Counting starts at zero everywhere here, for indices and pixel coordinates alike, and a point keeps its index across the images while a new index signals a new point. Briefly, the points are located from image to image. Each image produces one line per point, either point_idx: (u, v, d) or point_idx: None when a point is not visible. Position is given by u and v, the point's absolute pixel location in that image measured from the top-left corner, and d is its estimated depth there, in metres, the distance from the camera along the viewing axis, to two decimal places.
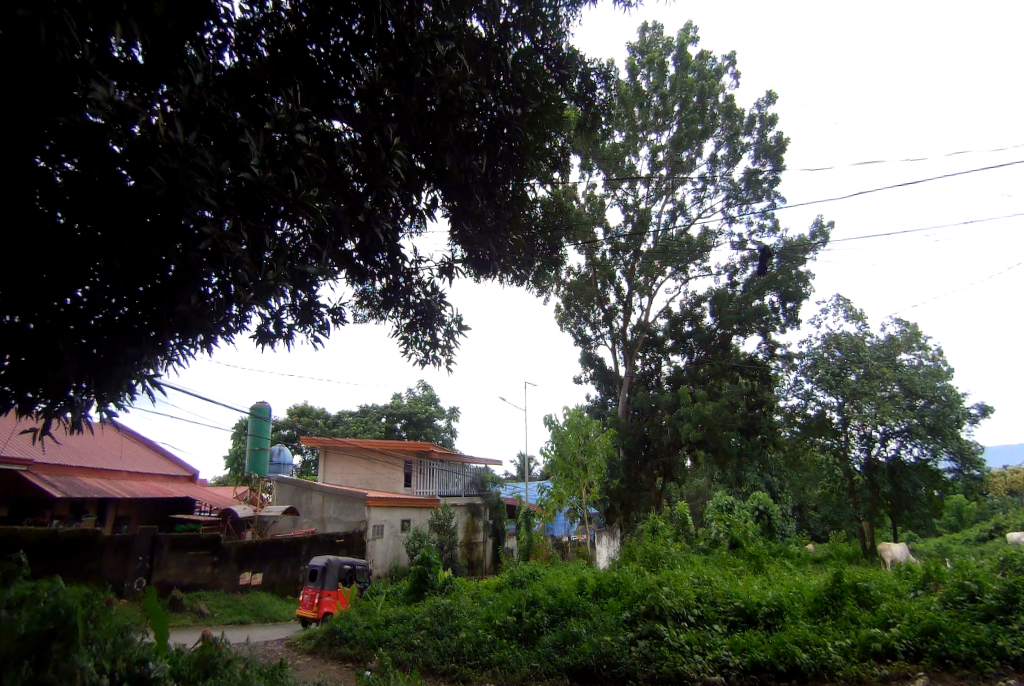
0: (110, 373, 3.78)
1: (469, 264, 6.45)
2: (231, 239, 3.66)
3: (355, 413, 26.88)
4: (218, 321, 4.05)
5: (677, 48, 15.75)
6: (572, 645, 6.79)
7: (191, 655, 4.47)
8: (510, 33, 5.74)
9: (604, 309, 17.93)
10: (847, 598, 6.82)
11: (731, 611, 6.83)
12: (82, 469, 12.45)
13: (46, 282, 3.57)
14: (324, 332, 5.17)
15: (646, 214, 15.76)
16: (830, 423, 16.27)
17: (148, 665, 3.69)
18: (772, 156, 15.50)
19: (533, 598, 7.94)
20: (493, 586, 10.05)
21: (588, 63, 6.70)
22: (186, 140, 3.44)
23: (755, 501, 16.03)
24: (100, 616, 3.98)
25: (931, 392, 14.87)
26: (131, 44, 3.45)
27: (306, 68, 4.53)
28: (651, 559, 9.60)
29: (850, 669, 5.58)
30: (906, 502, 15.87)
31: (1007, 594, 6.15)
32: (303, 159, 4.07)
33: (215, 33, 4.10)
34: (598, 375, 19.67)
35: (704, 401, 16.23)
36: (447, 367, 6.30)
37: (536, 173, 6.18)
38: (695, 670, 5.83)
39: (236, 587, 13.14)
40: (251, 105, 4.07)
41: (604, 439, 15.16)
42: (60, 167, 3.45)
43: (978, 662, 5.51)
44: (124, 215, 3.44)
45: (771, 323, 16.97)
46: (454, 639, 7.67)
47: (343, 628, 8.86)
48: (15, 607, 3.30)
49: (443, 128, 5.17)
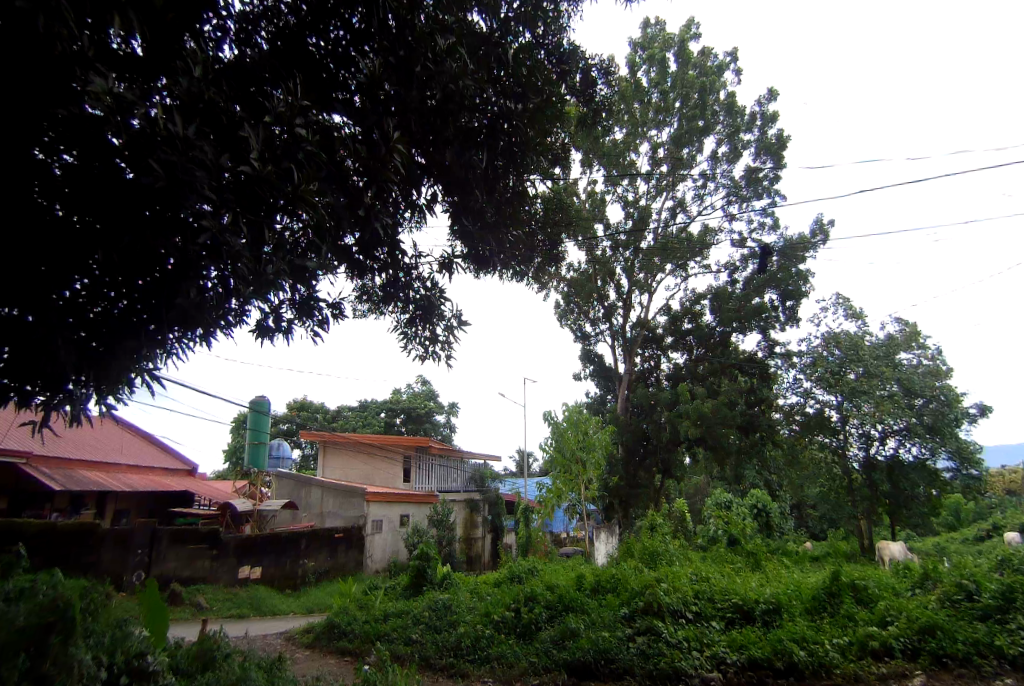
0: (111, 366, 3.77)
1: (470, 259, 6.42)
2: (230, 232, 3.64)
3: (355, 408, 26.92)
4: (218, 316, 4.06)
5: (677, 44, 15.70)
6: (569, 641, 6.82)
7: (191, 648, 4.50)
8: (510, 28, 5.65)
9: (604, 306, 18.02)
10: (845, 596, 6.85)
11: (728, 608, 6.85)
12: (80, 462, 12.42)
13: (45, 275, 3.56)
14: (323, 327, 5.18)
15: (647, 211, 15.75)
16: (829, 421, 16.36)
17: (147, 658, 3.75)
18: (772, 153, 15.48)
19: (532, 594, 7.97)
20: (492, 581, 10.05)
21: (588, 59, 6.64)
22: (186, 133, 3.42)
23: (754, 499, 16.02)
24: (100, 607, 4.00)
25: (930, 391, 15.00)
26: (131, 36, 3.42)
27: (306, 61, 4.46)
28: (649, 556, 9.60)
29: (848, 666, 5.58)
30: (904, 501, 15.92)
31: (1004, 594, 6.17)
32: (303, 153, 4.02)
33: (214, 25, 4.05)
34: (598, 372, 19.71)
35: (703, 399, 16.24)
36: (446, 361, 6.29)
37: (536, 168, 6.21)
38: (693, 667, 5.84)
39: (234, 581, 13.10)
40: (251, 98, 4.05)
41: (603, 435, 15.21)
42: (59, 160, 3.39)
43: (975, 661, 5.52)
44: (122, 207, 3.42)
45: (771, 320, 16.98)
46: (452, 634, 7.69)
47: (342, 623, 8.88)
48: (15, 599, 3.30)
49: (443, 123, 5.14)
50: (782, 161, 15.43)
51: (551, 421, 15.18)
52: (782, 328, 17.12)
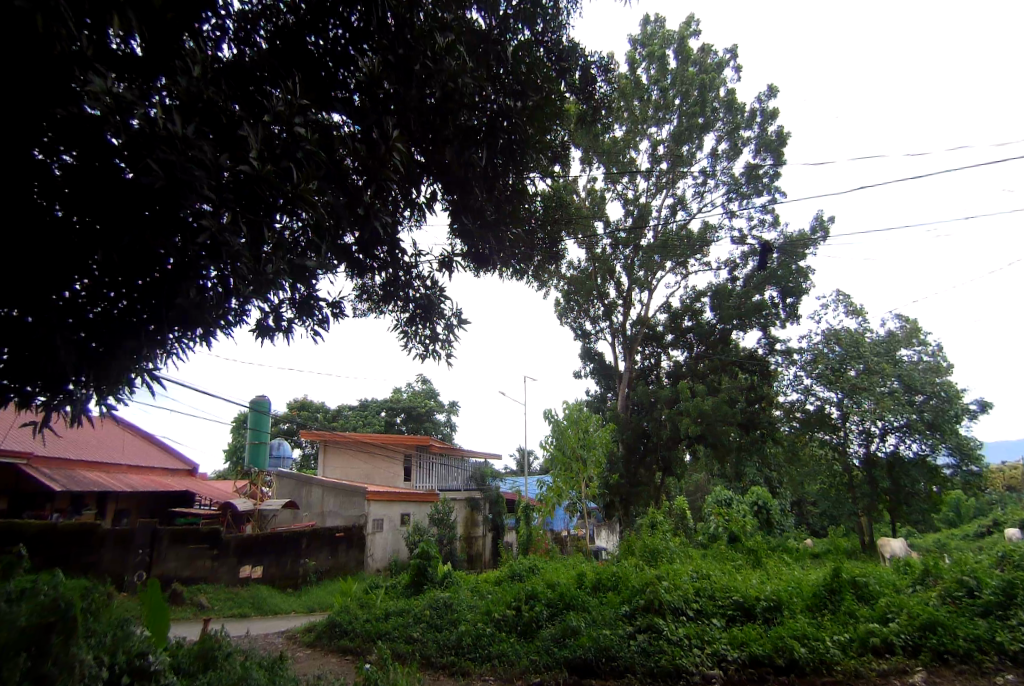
0: (110, 367, 3.74)
1: (469, 258, 6.41)
2: (230, 232, 3.63)
3: (355, 407, 26.93)
4: (218, 315, 4.06)
5: (677, 41, 15.68)
6: (571, 639, 6.82)
7: (193, 648, 4.49)
8: (510, 25, 5.64)
9: (604, 303, 18.02)
10: (846, 593, 6.85)
11: (729, 605, 6.86)
12: (81, 462, 12.41)
13: (45, 275, 3.55)
14: (323, 326, 5.17)
15: (646, 209, 15.74)
16: (829, 418, 16.39)
17: (148, 658, 3.74)
18: (772, 151, 15.47)
19: (533, 593, 7.97)
20: (493, 580, 10.05)
21: (588, 56, 6.63)
22: (185, 133, 3.41)
23: (755, 496, 16.03)
24: (101, 607, 4.00)
25: (931, 387, 14.96)
26: (130, 37, 3.41)
27: (306, 60, 4.44)
28: (650, 554, 9.61)
29: (849, 663, 5.59)
30: (905, 497, 15.92)
31: (1005, 590, 6.19)
32: (302, 152, 4.02)
33: (213, 24, 4.04)
34: (598, 370, 19.72)
35: (704, 396, 16.25)
36: (446, 360, 6.29)
37: (536, 167, 6.20)
38: (694, 664, 5.85)
39: (235, 581, 13.11)
40: (250, 97, 4.04)
41: (603, 433, 15.20)
42: (59, 160, 3.39)
43: (976, 657, 5.53)
44: (122, 207, 3.42)
45: (771, 317, 16.99)
46: (454, 632, 7.70)
47: (343, 622, 8.89)
48: (15, 600, 3.30)
49: (442, 122, 5.15)
50: (781, 158, 15.42)
51: (552, 419, 15.18)
52: (782, 325, 17.13)
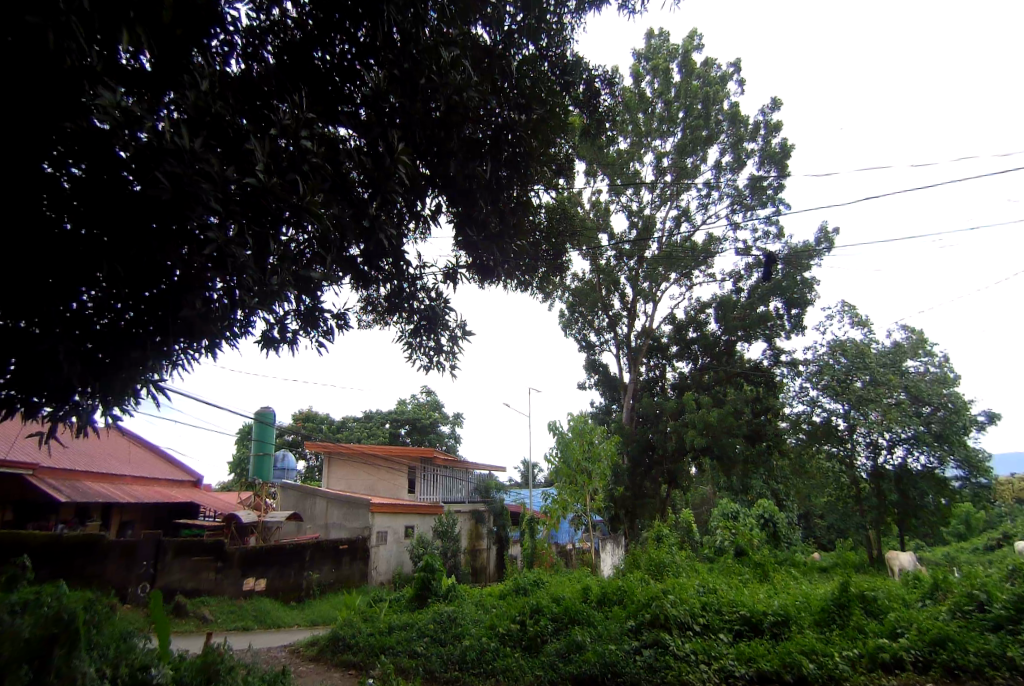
0: (114, 377, 3.84)
1: (473, 270, 6.32)
2: (236, 244, 3.64)
3: (360, 418, 26.97)
4: (225, 327, 4.05)
5: (682, 55, 15.84)
6: (575, 654, 6.74)
7: (195, 661, 4.44)
8: (515, 40, 5.74)
9: (609, 315, 18.09)
10: (854, 608, 6.75)
11: (736, 620, 6.78)
12: (88, 473, 12.41)
13: (52, 287, 3.57)
14: (328, 337, 5.18)
15: (651, 220, 15.75)
16: (836, 429, 16.29)
17: (149, 672, 3.71)
18: (777, 162, 15.52)
19: (537, 607, 7.95)
20: (498, 593, 9.99)
21: (591, 70, 6.70)
22: (192, 146, 3.42)
23: (761, 509, 15.87)
24: (104, 620, 3.97)
25: (938, 399, 14.73)
26: (139, 52, 3.47)
27: (312, 75, 4.54)
28: (654, 566, 9.54)
29: (857, 679, 5.48)
30: (914, 510, 15.69)
31: (1016, 604, 6.07)
32: (308, 165, 4.08)
33: (222, 40, 4.10)
34: (603, 381, 19.68)
35: (708, 408, 16.28)
36: (451, 371, 6.27)
37: (541, 178, 6.25)
38: (700, 678, 5.76)
39: (239, 594, 13.06)
40: (256, 111, 4.08)
41: (608, 445, 15.11)
42: (68, 173, 3.41)
43: (987, 672, 5.34)
44: (129, 220, 3.45)
45: (776, 328, 16.94)
46: (457, 647, 7.59)
47: (346, 636, 8.84)
48: (18, 611, 3.29)
49: (448, 135, 5.20)
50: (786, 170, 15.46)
51: (555, 431, 15.19)
52: (787, 336, 17.09)
